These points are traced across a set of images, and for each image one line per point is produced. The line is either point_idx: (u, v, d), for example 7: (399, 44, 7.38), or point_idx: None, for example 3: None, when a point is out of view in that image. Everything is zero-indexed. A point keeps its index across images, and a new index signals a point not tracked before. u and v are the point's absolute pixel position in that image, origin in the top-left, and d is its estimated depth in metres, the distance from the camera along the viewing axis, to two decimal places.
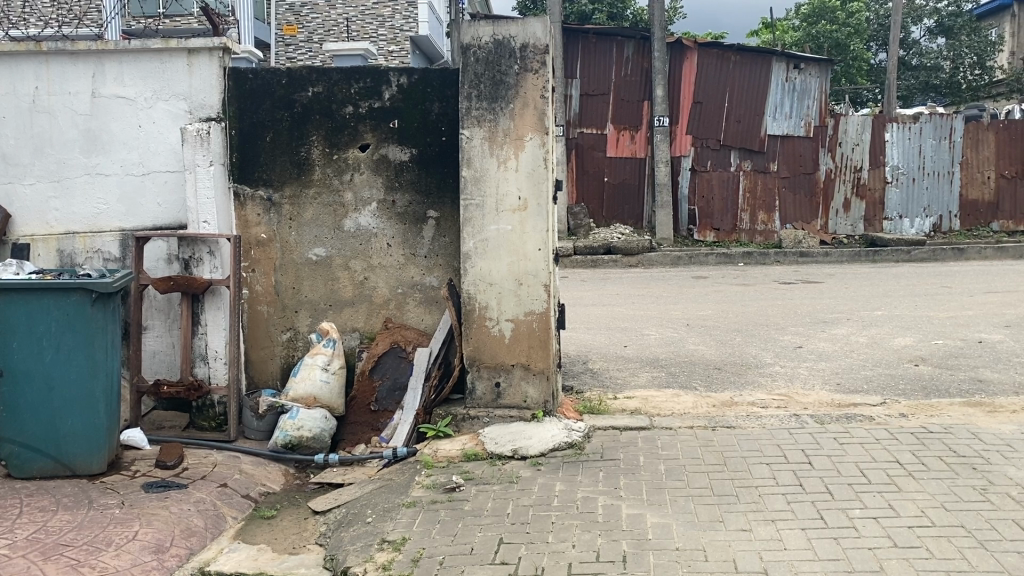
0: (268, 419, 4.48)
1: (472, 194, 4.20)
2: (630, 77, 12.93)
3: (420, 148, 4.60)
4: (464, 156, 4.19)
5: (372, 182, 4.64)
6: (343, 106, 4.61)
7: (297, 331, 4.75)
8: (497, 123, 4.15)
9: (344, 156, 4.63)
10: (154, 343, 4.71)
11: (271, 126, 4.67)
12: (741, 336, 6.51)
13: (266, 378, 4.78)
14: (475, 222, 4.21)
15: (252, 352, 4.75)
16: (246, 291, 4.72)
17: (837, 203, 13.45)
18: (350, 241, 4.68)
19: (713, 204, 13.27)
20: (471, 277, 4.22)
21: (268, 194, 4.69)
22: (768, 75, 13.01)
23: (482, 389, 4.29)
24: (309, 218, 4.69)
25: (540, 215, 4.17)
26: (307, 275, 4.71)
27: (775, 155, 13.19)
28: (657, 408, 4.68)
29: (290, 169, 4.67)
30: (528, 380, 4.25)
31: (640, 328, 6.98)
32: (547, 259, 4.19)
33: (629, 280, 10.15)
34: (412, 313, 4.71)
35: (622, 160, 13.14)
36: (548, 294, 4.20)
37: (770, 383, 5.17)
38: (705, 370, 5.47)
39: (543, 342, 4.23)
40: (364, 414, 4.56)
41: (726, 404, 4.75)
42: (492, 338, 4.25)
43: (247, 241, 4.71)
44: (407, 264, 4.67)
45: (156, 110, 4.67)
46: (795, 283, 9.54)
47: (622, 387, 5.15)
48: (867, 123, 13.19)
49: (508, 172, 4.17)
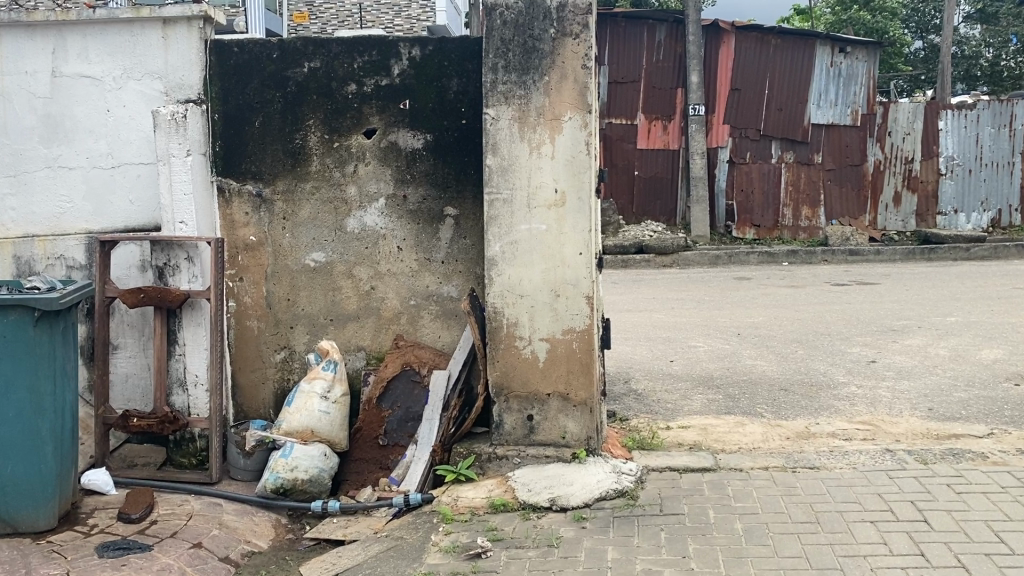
0: (258, 456, 3.76)
1: (498, 186, 3.46)
2: (662, 63, 12.13)
3: (436, 133, 3.86)
4: (489, 141, 3.45)
5: (380, 174, 3.91)
6: (344, 84, 3.89)
7: (293, 350, 4.02)
8: (529, 99, 3.41)
9: (345, 143, 3.91)
10: (126, 365, 4.03)
11: (260, 108, 3.95)
12: (803, 349, 5.75)
13: (258, 405, 4.07)
14: (503, 220, 3.47)
15: (240, 375, 4.05)
16: (232, 303, 4.01)
17: (886, 196, 12.61)
18: (354, 244, 3.95)
19: (752, 198, 12.45)
20: (497, 288, 3.49)
21: (257, 188, 3.97)
22: (810, 59, 12.18)
23: (511, 423, 3.54)
24: (305, 216, 3.96)
25: (581, 211, 3.42)
26: (304, 285, 3.99)
27: (819, 146, 12.35)
28: (719, 443, 3.93)
29: (284, 158, 3.95)
30: (566, 413, 3.51)
31: (684, 337, 6.23)
32: (589, 265, 3.45)
33: (666, 282, 9.37)
34: (428, 329, 3.97)
35: (654, 153, 12.36)
36: (592, 308, 3.45)
37: (849, 409, 4.43)
38: (770, 392, 4.71)
39: (584, 366, 3.48)
40: (371, 450, 3.85)
41: (801, 438, 4.00)
42: (523, 361, 3.51)
43: (233, 244, 4.00)
44: (422, 270, 3.94)
45: (127, 91, 3.97)
46: (848, 284, 8.73)
47: (674, 413, 4.42)
48: (919, 110, 12.30)
49: (541, 158, 3.42)
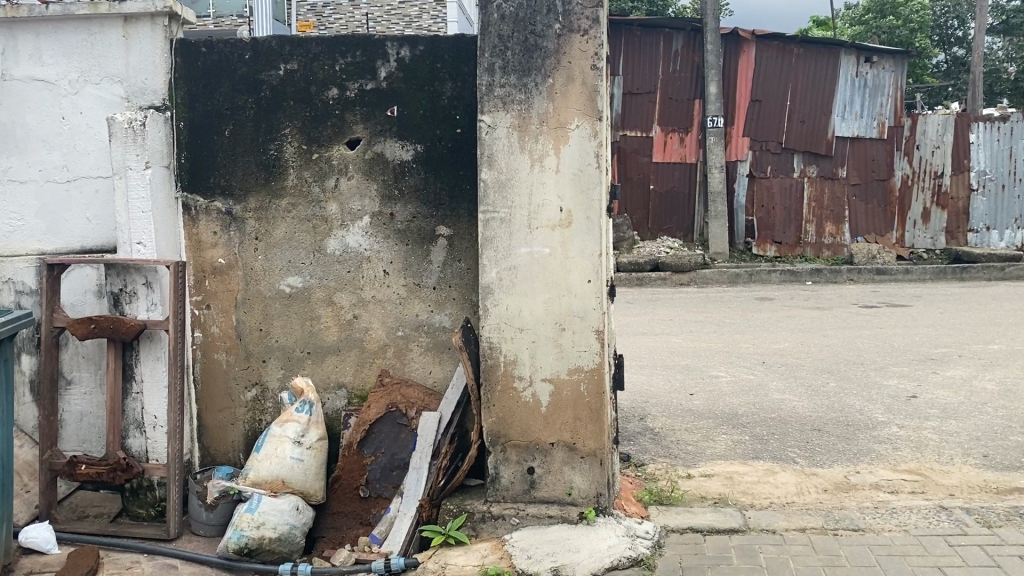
0: (221, 509, 3.30)
1: (495, 204, 3.00)
2: (679, 74, 11.67)
3: (427, 144, 3.42)
4: (484, 152, 3.00)
5: (363, 189, 3.46)
6: (324, 89, 3.45)
7: (266, 387, 3.58)
8: (530, 105, 2.96)
9: (325, 154, 3.47)
10: (81, 403, 3.59)
11: (231, 116, 3.52)
12: (835, 381, 5.26)
13: (226, 448, 3.63)
14: (500, 243, 3.01)
15: (207, 415, 3.61)
16: (199, 334, 3.57)
17: (914, 212, 12.15)
18: (334, 268, 3.51)
19: (773, 214, 11.96)
20: (493, 320, 3.03)
21: (227, 205, 3.54)
22: (834, 70, 11.70)
23: (509, 477, 3.08)
24: (281, 237, 3.52)
25: (589, 232, 2.97)
26: (278, 314, 3.55)
27: (843, 159, 11.88)
28: (748, 498, 3.45)
29: (256, 171, 3.52)
30: (573, 465, 3.05)
31: (704, 366, 5.75)
32: (599, 295, 2.98)
33: (684, 302, 8.88)
34: (417, 364, 3.51)
35: (671, 166, 11.90)
36: (601, 343, 2.99)
37: (893, 454, 3.94)
38: (802, 434, 4.22)
39: (593, 413, 3.01)
40: (350, 502, 3.41)
41: (840, 491, 3.52)
42: (522, 406, 3.04)
43: (200, 268, 3.56)
44: (410, 298, 3.48)
45: (84, 96, 3.53)
46: (877, 306, 8.21)
47: (695, 458, 3.94)
48: (949, 123, 11.89)
49: (544, 172, 2.97)
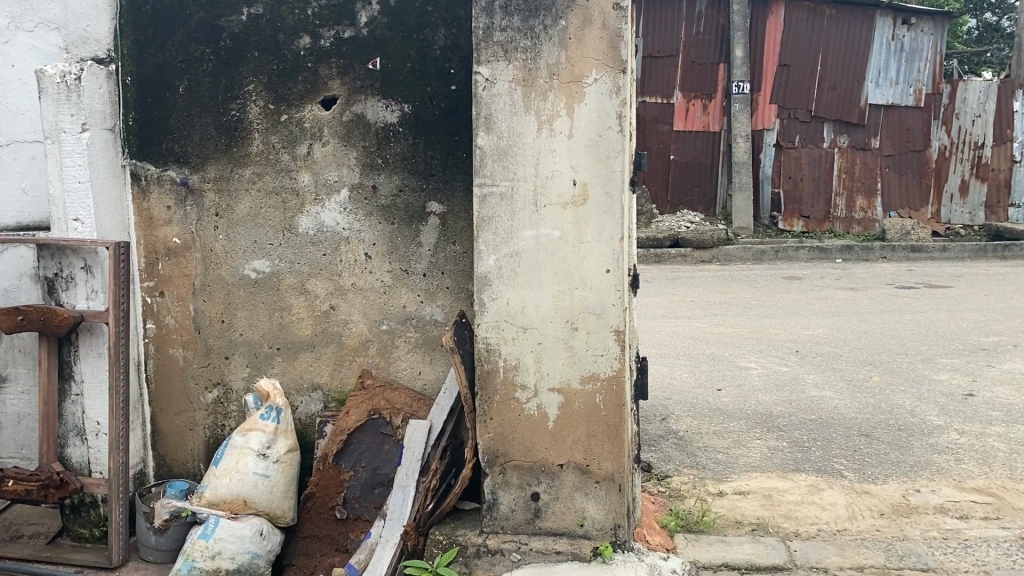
0: (173, 532, 2.81)
1: (494, 175, 2.46)
2: (703, 36, 10.98)
3: (416, 103, 2.86)
4: (481, 113, 2.45)
5: (341, 156, 2.93)
6: (295, 37, 2.91)
7: (229, 388, 3.09)
8: (537, 53, 2.41)
9: (296, 115, 2.94)
10: (18, 404, 3.11)
11: (185, 70, 2.98)
12: (878, 374, 4.72)
13: (185, 457, 3.14)
14: (500, 224, 2.48)
15: (163, 419, 3.13)
16: (152, 325, 3.08)
17: (951, 185, 11.60)
18: (307, 250, 2.99)
19: (801, 186, 11.36)
20: (491, 317, 2.51)
21: (182, 174, 3.01)
22: (869, 33, 11.01)
23: (509, 505, 2.58)
24: (244, 213, 3.00)
25: (608, 210, 2.43)
26: (243, 303, 3.04)
27: (877, 129, 11.25)
28: (791, 523, 2.93)
29: (216, 135, 2.98)
30: (585, 492, 2.54)
31: (732, 356, 5.21)
32: (621, 287, 2.45)
33: (707, 281, 8.32)
34: (404, 364, 2.99)
35: (692, 135, 11.27)
36: (622, 346, 2.46)
37: (957, 467, 3.40)
38: (848, 441, 3.69)
39: (610, 430, 2.49)
40: (325, 524, 2.92)
41: (900, 516, 2.99)
42: (525, 420, 2.53)
43: (152, 249, 3.06)
44: (397, 286, 2.95)
45: (15, 45, 3.02)
46: (915, 286, 7.63)
47: (728, 470, 3.43)
48: (991, 89, 11.18)
49: (554, 137, 2.43)
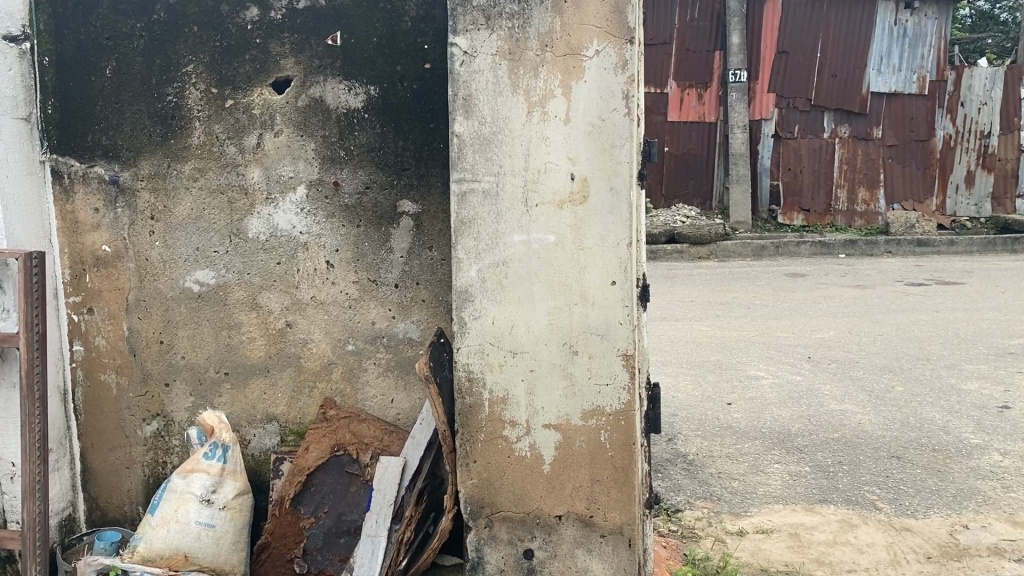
0: None
1: (476, 168, 2.04)
2: (698, 22, 10.56)
3: (384, 85, 2.44)
4: (459, 95, 2.02)
5: (297, 148, 2.49)
6: (240, 8, 2.48)
7: (171, 420, 2.65)
8: (527, 19, 1.98)
9: (243, 101, 2.50)
10: None
11: (112, 47, 2.53)
12: (901, 384, 4.32)
13: (120, 500, 2.71)
14: (483, 228, 2.05)
15: (94, 456, 2.69)
16: (79, 348, 2.64)
17: (956, 175, 11.21)
18: (258, 258, 2.55)
19: (801, 178, 11.01)
20: (474, 341, 2.09)
21: (111, 171, 2.57)
22: (870, 18, 10.62)
23: (497, 565, 2.15)
24: (184, 215, 2.56)
25: (613, 209, 2.01)
26: (184, 321, 2.60)
27: (878, 118, 10.88)
28: (826, 571, 2.53)
29: (149, 125, 2.54)
30: (588, 548, 2.12)
31: (739, 363, 4.81)
32: (629, 303, 2.03)
33: (707, 279, 7.92)
34: (373, 390, 2.56)
35: (687, 126, 10.86)
36: (632, 374, 2.05)
37: (1006, 496, 3.00)
38: (878, 465, 3.29)
39: (618, 474, 2.08)
40: None
41: (950, 560, 2.58)
42: (515, 463, 2.11)
43: (78, 259, 2.61)
44: (363, 299, 2.53)
45: None
46: (926, 282, 7.24)
47: (745, 501, 3.03)
48: (997, 76, 10.94)
49: (547, 123, 2.00)
